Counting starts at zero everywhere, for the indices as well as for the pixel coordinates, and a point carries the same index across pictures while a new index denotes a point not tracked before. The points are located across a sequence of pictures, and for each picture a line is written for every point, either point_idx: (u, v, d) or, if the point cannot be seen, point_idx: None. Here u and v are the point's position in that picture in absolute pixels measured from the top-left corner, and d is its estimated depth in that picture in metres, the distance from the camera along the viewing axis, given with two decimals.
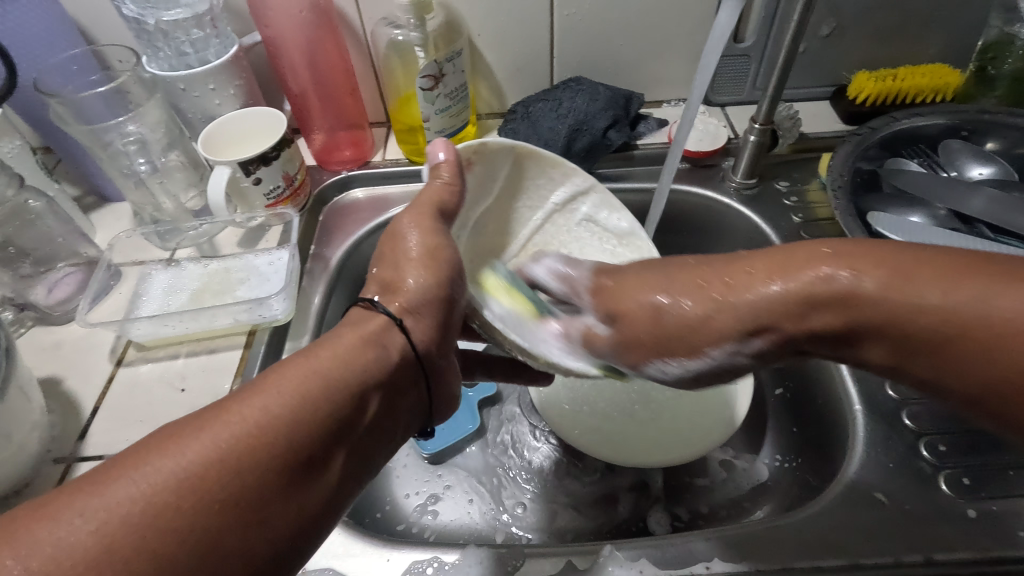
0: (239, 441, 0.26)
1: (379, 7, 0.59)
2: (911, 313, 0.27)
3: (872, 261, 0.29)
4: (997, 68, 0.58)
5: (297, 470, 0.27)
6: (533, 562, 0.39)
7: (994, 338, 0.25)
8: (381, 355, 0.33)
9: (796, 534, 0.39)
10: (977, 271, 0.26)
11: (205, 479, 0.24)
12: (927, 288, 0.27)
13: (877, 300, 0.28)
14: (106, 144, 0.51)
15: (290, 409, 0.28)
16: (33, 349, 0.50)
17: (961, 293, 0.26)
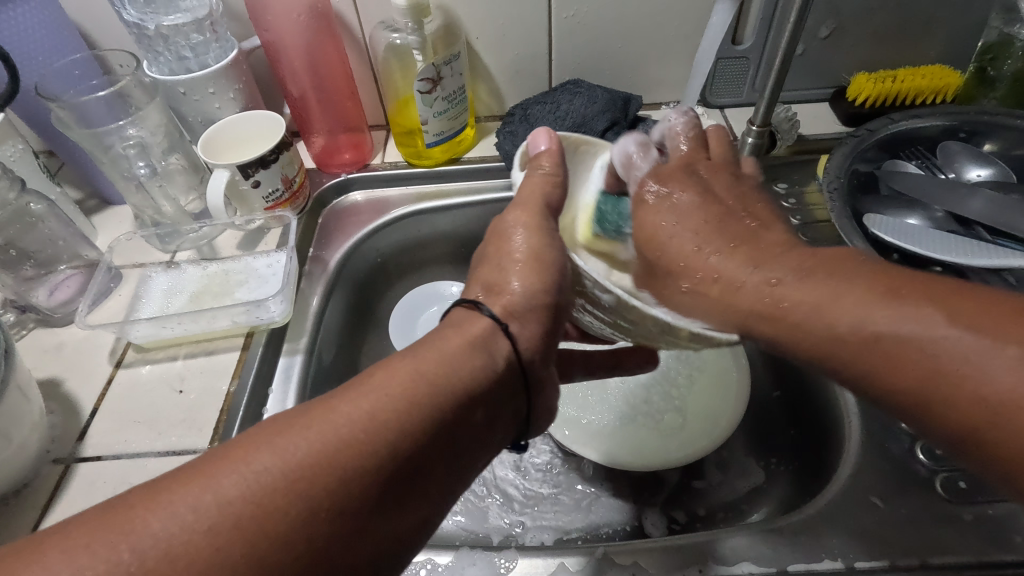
0: (319, 454, 0.25)
1: (378, 11, 0.59)
2: (901, 350, 0.27)
3: (940, 306, 0.27)
4: (997, 69, 0.58)
5: (395, 483, 0.26)
6: (527, 563, 0.39)
7: (1008, 406, 0.24)
8: (486, 362, 0.30)
9: (792, 537, 0.38)
10: (1021, 331, 0.25)
11: (303, 483, 0.24)
12: (965, 341, 0.26)
13: (918, 353, 0.27)
14: (107, 148, 0.52)
15: (384, 418, 0.26)
16: (35, 351, 0.51)
17: (1004, 357, 0.24)
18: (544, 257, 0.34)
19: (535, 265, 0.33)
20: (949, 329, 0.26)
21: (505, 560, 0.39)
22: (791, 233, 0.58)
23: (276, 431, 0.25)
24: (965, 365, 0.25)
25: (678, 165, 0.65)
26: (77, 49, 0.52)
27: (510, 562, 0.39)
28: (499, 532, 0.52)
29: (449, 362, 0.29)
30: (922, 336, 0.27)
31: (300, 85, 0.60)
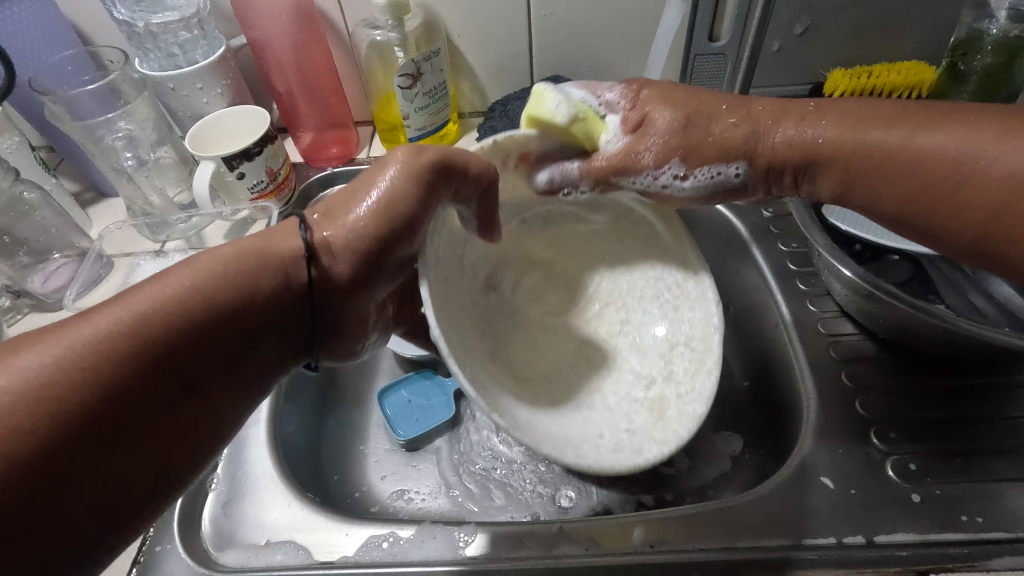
0: (94, 353, 0.25)
1: (361, 9, 0.61)
2: (925, 183, 0.34)
3: (918, 119, 0.35)
4: (967, 64, 0.58)
5: (168, 382, 0.27)
6: (485, 537, 0.40)
7: (1001, 196, 0.32)
8: (274, 278, 0.32)
9: (743, 515, 0.40)
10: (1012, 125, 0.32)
11: (68, 384, 0.25)
12: (937, 137, 0.34)
13: (901, 148, 0.35)
14: (97, 139, 0.55)
15: (154, 329, 0.27)
16: (28, 334, 0.53)
17: (1003, 146, 0.32)
18: (394, 207, 0.34)
19: (381, 215, 0.34)
20: (992, 140, 0.32)
21: (464, 534, 0.40)
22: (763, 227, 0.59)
23: (30, 344, 0.25)
24: (983, 154, 0.33)
25: None
26: (70, 46, 0.55)
27: (468, 536, 0.40)
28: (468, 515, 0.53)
29: (257, 265, 0.31)
30: (965, 184, 0.33)
31: (286, 82, 0.62)
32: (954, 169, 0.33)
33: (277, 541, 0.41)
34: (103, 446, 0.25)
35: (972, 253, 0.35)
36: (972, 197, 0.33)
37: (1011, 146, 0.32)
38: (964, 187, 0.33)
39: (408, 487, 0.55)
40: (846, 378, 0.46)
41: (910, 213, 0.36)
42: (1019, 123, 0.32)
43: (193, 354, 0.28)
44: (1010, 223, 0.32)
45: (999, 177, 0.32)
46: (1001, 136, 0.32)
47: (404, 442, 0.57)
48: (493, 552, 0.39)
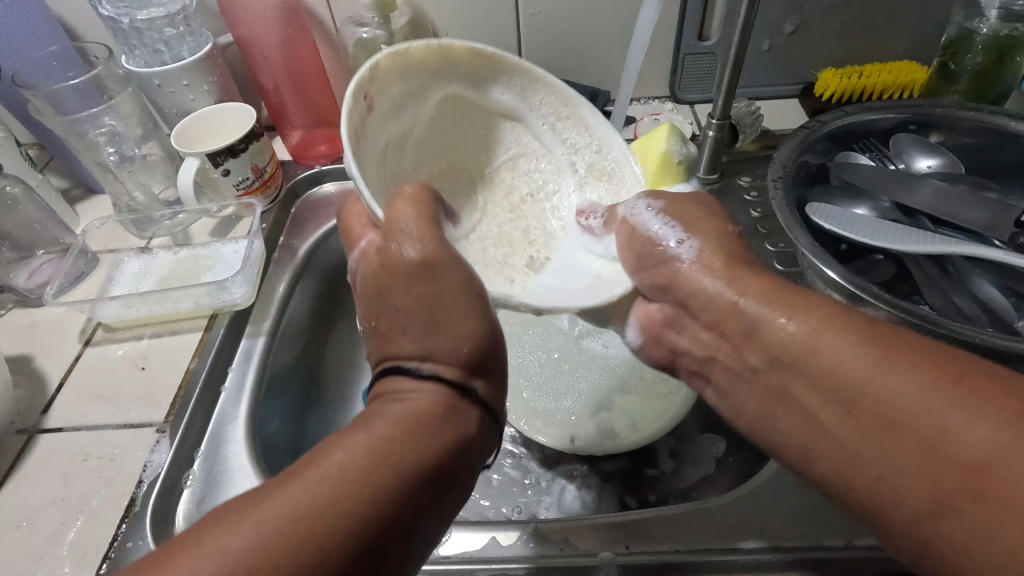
0: (283, 531, 0.23)
1: (348, 7, 0.61)
2: (877, 417, 0.26)
3: (923, 367, 0.25)
4: (958, 63, 0.57)
5: (366, 549, 0.24)
6: (459, 536, 0.40)
7: (987, 498, 0.22)
8: (458, 428, 0.29)
9: (721, 518, 0.39)
10: (974, 386, 0.24)
11: (293, 549, 0.23)
12: (945, 417, 0.24)
13: (863, 433, 0.27)
14: (81, 135, 0.55)
15: (332, 494, 0.24)
16: (10, 329, 0.53)
17: (967, 424, 0.23)
18: (439, 264, 0.31)
19: (427, 273, 0.31)
20: (901, 384, 0.26)
21: None
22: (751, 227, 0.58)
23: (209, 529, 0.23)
24: (953, 437, 0.23)
25: None
26: (55, 41, 0.55)
27: (442, 536, 0.40)
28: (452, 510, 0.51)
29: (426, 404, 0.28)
30: (914, 394, 0.25)
31: (274, 79, 0.61)
32: (906, 389, 0.25)
33: None
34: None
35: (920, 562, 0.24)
36: (912, 437, 0.25)
37: (955, 408, 0.24)
38: (927, 455, 0.24)
39: None
40: None
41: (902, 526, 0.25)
42: (952, 370, 0.25)
43: (383, 511, 0.25)
44: (971, 512, 0.22)
45: (897, 389, 0.26)
46: (928, 389, 0.25)
47: None
48: (467, 552, 0.39)
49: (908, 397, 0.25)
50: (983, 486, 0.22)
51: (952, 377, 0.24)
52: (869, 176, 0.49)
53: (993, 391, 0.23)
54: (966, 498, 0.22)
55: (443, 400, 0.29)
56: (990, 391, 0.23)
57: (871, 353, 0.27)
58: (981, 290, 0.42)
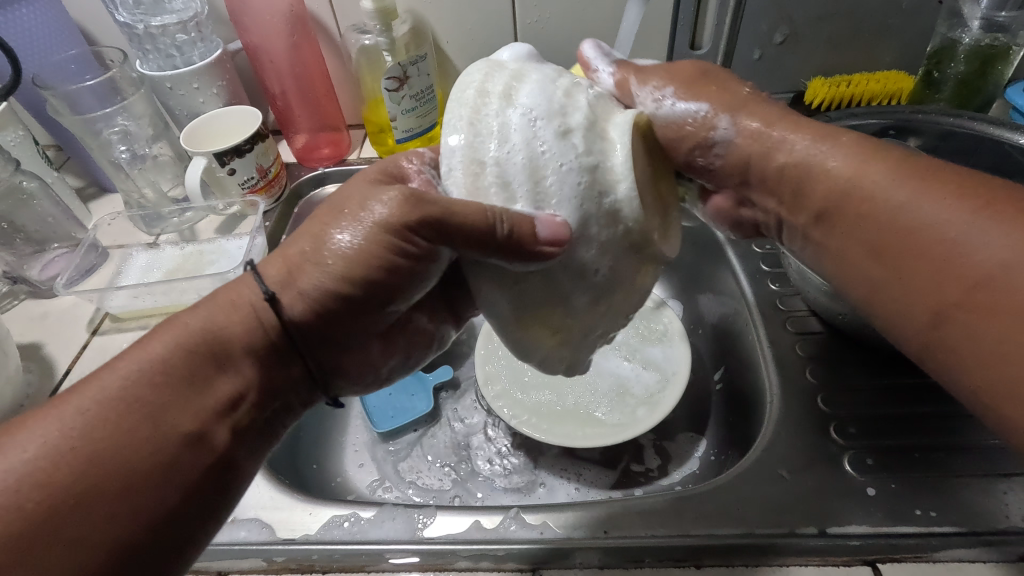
0: (123, 412, 0.28)
1: (352, 15, 0.64)
2: (888, 215, 0.32)
3: (950, 182, 0.31)
4: (941, 72, 0.59)
5: (170, 468, 0.28)
6: (444, 519, 0.41)
7: (987, 287, 0.28)
8: (252, 332, 0.32)
9: (697, 504, 0.40)
10: (965, 186, 0.30)
11: (92, 464, 0.26)
12: (941, 206, 0.30)
13: (919, 216, 0.31)
14: (95, 133, 0.57)
15: (154, 392, 0.29)
16: (22, 318, 0.55)
17: (958, 215, 0.29)
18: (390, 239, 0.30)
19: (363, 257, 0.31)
20: (957, 213, 0.29)
21: (423, 516, 0.41)
22: None
23: (39, 418, 0.27)
24: (966, 237, 0.29)
25: None
26: (74, 46, 0.58)
27: (427, 518, 0.41)
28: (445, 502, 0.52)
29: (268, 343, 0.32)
30: (916, 199, 0.31)
31: (282, 84, 0.64)
32: (915, 194, 0.31)
33: (244, 518, 0.42)
34: (151, 493, 0.27)
35: (914, 324, 0.31)
36: (950, 270, 0.29)
37: (964, 209, 0.29)
38: (996, 311, 0.27)
39: (386, 476, 0.55)
40: (810, 376, 0.47)
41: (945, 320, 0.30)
42: (1002, 200, 0.29)
43: (203, 410, 0.29)
44: (921, 274, 0.30)
45: (930, 207, 0.30)
46: (978, 213, 0.29)
47: (384, 434, 0.57)
48: (451, 534, 0.40)
49: (906, 196, 0.31)
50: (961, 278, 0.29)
51: (975, 191, 0.30)
52: None
53: (998, 199, 0.29)
54: (908, 273, 0.31)
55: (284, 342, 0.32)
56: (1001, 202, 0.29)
57: (905, 171, 0.32)
58: None
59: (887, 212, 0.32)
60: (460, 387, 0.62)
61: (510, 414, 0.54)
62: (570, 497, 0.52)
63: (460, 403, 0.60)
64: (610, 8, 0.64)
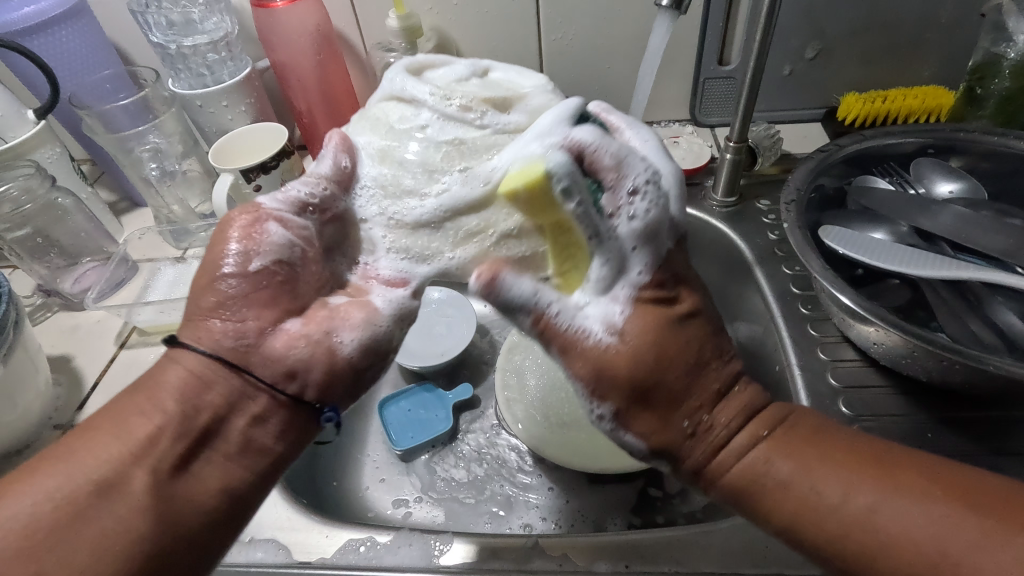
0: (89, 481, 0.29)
1: (377, 32, 0.64)
2: (785, 497, 0.30)
3: (795, 446, 0.30)
4: (984, 88, 0.57)
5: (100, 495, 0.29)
6: (461, 546, 0.40)
7: (904, 559, 0.27)
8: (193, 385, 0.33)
9: (723, 541, 0.38)
10: (878, 474, 0.29)
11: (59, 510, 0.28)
12: (833, 476, 0.29)
13: (782, 484, 0.30)
14: (127, 151, 0.59)
15: (91, 450, 0.30)
16: (54, 330, 0.57)
17: (864, 495, 0.28)
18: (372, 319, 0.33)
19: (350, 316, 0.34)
20: (842, 489, 0.29)
21: (440, 544, 0.40)
22: (768, 248, 0.57)
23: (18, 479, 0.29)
24: (953, 555, 0.26)
25: None
26: (109, 65, 0.59)
27: (444, 546, 0.40)
28: (473, 525, 0.51)
29: (196, 378, 0.33)
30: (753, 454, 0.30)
31: (308, 101, 0.65)
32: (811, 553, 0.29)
33: (261, 539, 0.42)
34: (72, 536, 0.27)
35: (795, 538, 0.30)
36: (880, 543, 0.27)
37: (964, 529, 0.26)
38: (889, 556, 0.27)
39: (406, 494, 0.54)
40: (844, 407, 0.45)
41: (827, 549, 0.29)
42: (951, 485, 0.28)
43: (127, 454, 0.30)
44: (843, 562, 0.28)
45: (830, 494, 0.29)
46: (855, 476, 0.29)
47: (402, 452, 0.54)
48: (468, 563, 0.39)
49: (837, 489, 0.29)
50: (850, 520, 0.28)
51: (805, 446, 0.30)
52: (886, 200, 0.49)
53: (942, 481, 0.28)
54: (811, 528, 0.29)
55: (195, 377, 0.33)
56: (962, 496, 0.27)
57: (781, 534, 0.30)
58: (999, 317, 0.42)
59: (830, 516, 0.28)
60: (480, 406, 0.60)
61: (527, 437, 0.52)
62: (594, 522, 0.51)
63: (481, 422, 0.59)
64: (636, 23, 0.63)
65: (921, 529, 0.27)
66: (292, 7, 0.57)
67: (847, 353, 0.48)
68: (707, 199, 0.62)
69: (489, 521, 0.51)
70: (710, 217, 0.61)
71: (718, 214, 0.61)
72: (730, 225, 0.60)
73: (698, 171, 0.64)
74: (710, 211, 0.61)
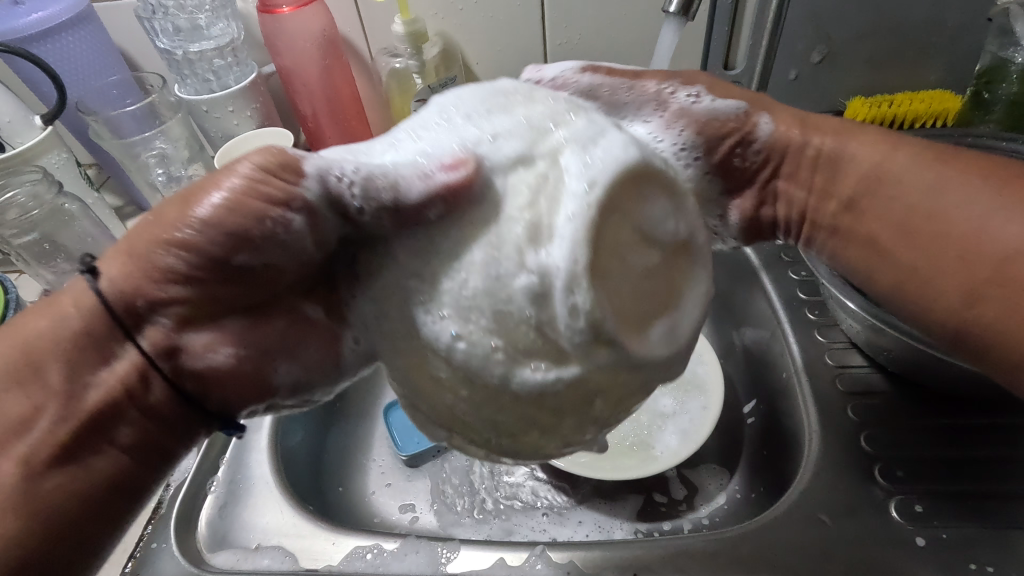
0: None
1: (383, 38, 0.64)
2: (880, 189, 0.35)
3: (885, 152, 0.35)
4: (991, 92, 0.56)
5: None
6: (468, 554, 0.40)
7: (1009, 276, 0.30)
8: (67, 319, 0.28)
9: (731, 549, 0.38)
10: (964, 170, 0.33)
11: None
12: (920, 257, 0.33)
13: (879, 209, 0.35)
14: (134, 156, 0.60)
15: None
16: None
17: (993, 220, 0.31)
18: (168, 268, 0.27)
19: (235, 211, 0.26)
20: (982, 205, 0.32)
21: (447, 550, 0.40)
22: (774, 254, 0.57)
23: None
24: (987, 221, 0.31)
25: None
26: (116, 71, 0.60)
27: (451, 553, 0.40)
28: (479, 531, 0.51)
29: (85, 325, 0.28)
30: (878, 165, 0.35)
31: (313, 106, 0.65)
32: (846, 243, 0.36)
33: (269, 545, 0.42)
34: None
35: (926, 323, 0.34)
36: (971, 238, 0.31)
37: (984, 196, 0.32)
38: (970, 247, 0.31)
39: (412, 499, 0.54)
40: (851, 413, 0.45)
41: (977, 303, 0.31)
42: (1008, 177, 0.32)
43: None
44: (938, 264, 0.32)
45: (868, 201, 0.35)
46: (990, 185, 0.32)
47: (408, 458, 0.55)
48: (475, 570, 0.39)
49: (944, 283, 0.32)
50: (941, 217, 0.33)
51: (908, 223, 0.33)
52: None
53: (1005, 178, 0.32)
54: (934, 227, 0.33)
55: (94, 338, 0.28)
56: (991, 169, 0.33)
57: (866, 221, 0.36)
58: None
59: (951, 259, 0.32)
60: None
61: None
62: (600, 527, 0.51)
63: None
64: (641, 28, 0.63)
65: (1002, 223, 0.31)
66: (298, 13, 0.58)
67: (854, 359, 0.48)
68: None
69: (495, 528, 0.51)
70: None
71: None
72: None
73: None
74: None
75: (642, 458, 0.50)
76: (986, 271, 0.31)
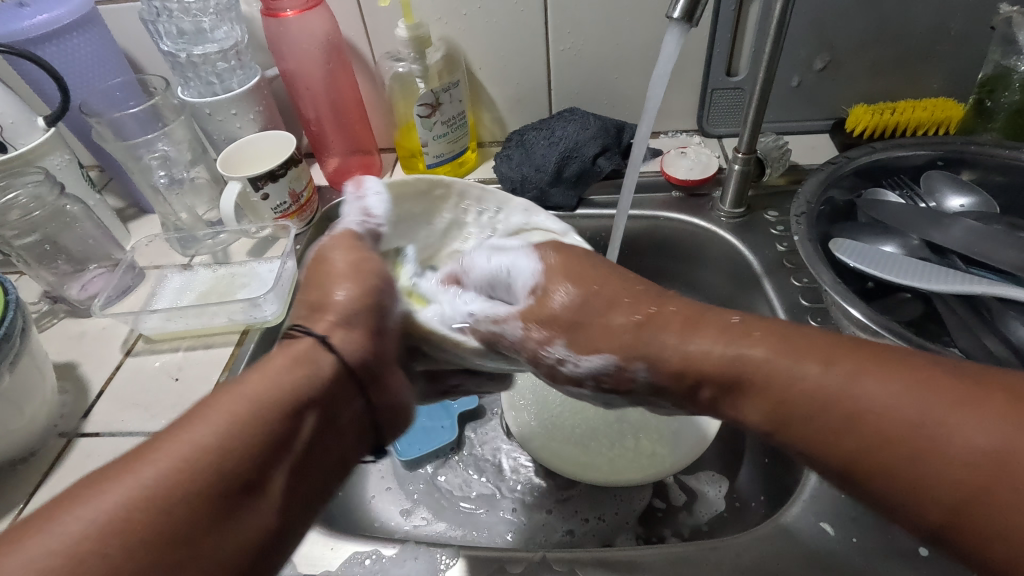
0: (169, 473, 0.26)
1: (386, 42, 0.65)
2: (877, 425, 0.25)
3: (826, 355, 0.28)
4: (995, 100, 0.57)
5: (235, 493, 0.27)
6: (467, 561, 0.40)
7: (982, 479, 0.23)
8: (311, 373, 0.31)
9: (734, 558, 0.38)
10: (980, 389, 0.24)
11: (134, 520, 0.24)
12: (893, 389, 0.25)
13: (853, 404, 0.26)
14: (136, 158, 0.60)
15: (213, 439, 0.27)
16: (61, 337, 0.57)
17: (972, 431, 0.23)
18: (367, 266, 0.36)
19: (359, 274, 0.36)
20: (933, 409, 0.25)
21: (446, 557, 0.40)
22: (776, 260, 0.57)
23: (123, 466, 0.26)
24: (939, 420, 0.24)
25: (672, 193, 0.65)
26: (121, 73, 0.60)
27: (450, 559, 0.40)
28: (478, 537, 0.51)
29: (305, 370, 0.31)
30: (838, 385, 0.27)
31: (316, 109, 0.65)
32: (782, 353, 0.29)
33: None
34: (213, 531, 0.26)
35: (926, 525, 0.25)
36: (934, 467, 0.24)
37: (970, 414, 0.24)
38: (918, 450, 0.24)
39: (409, 505, 0.53)
40: None
41: (948, 519, 0.24)
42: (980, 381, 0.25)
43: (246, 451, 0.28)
44: (889, 459, 0.25)
45: (851, 378, 0.26)
46: (953, 409, 0.24)
47: (406, 462, 0.54)
48: None
49: (891, 394, 0.25)
50: (888, 436, 0.25)
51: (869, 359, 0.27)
52: (897, 212, 0.48)
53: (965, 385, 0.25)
54: (900, 484, 0.25)
55: (319, 378, 0.32)
56: (995, 400, 0.24)
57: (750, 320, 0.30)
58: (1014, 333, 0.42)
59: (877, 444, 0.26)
60: (485, 416, 0.59)
61: (534, 446, 0.52)
62: (600, 535, 0.50)
63: (486, 432, 0.58)
64: (644, 34, 0.63)
65: (980, 437, 0.23)
66: (302, 17, 0.58)
67: None
68: (715, 210, 0.62)
69: (494, 533, 0.51)
70: (718, 228, 0.61)
71: (726, 225, 0.61)
72: (737, 235, 0.60)
73: (706, 181, 0.64)
74: (718, 222, 0.61)
75: (650, 456, 0.50)
76: (951, 485, 0.23)
